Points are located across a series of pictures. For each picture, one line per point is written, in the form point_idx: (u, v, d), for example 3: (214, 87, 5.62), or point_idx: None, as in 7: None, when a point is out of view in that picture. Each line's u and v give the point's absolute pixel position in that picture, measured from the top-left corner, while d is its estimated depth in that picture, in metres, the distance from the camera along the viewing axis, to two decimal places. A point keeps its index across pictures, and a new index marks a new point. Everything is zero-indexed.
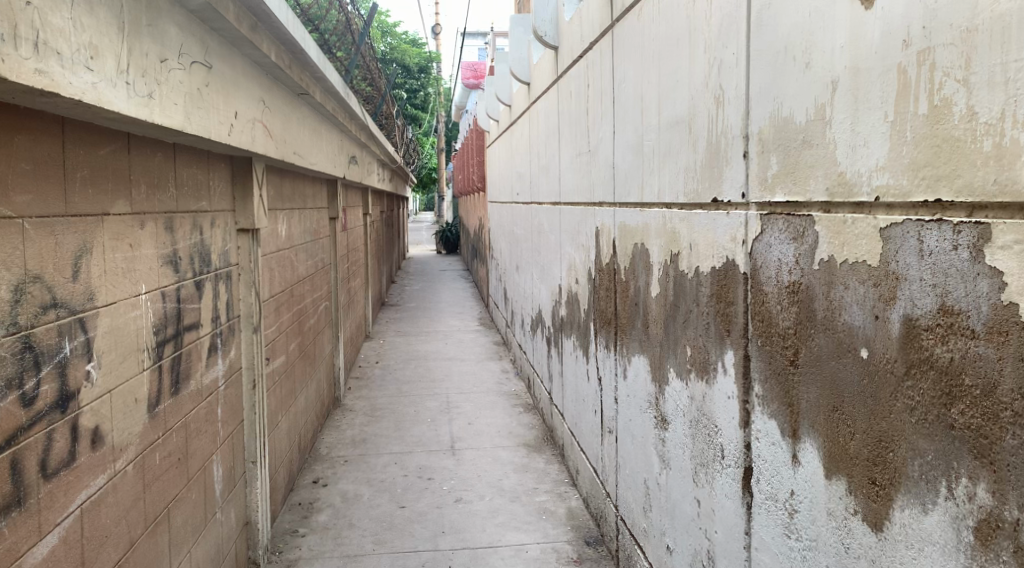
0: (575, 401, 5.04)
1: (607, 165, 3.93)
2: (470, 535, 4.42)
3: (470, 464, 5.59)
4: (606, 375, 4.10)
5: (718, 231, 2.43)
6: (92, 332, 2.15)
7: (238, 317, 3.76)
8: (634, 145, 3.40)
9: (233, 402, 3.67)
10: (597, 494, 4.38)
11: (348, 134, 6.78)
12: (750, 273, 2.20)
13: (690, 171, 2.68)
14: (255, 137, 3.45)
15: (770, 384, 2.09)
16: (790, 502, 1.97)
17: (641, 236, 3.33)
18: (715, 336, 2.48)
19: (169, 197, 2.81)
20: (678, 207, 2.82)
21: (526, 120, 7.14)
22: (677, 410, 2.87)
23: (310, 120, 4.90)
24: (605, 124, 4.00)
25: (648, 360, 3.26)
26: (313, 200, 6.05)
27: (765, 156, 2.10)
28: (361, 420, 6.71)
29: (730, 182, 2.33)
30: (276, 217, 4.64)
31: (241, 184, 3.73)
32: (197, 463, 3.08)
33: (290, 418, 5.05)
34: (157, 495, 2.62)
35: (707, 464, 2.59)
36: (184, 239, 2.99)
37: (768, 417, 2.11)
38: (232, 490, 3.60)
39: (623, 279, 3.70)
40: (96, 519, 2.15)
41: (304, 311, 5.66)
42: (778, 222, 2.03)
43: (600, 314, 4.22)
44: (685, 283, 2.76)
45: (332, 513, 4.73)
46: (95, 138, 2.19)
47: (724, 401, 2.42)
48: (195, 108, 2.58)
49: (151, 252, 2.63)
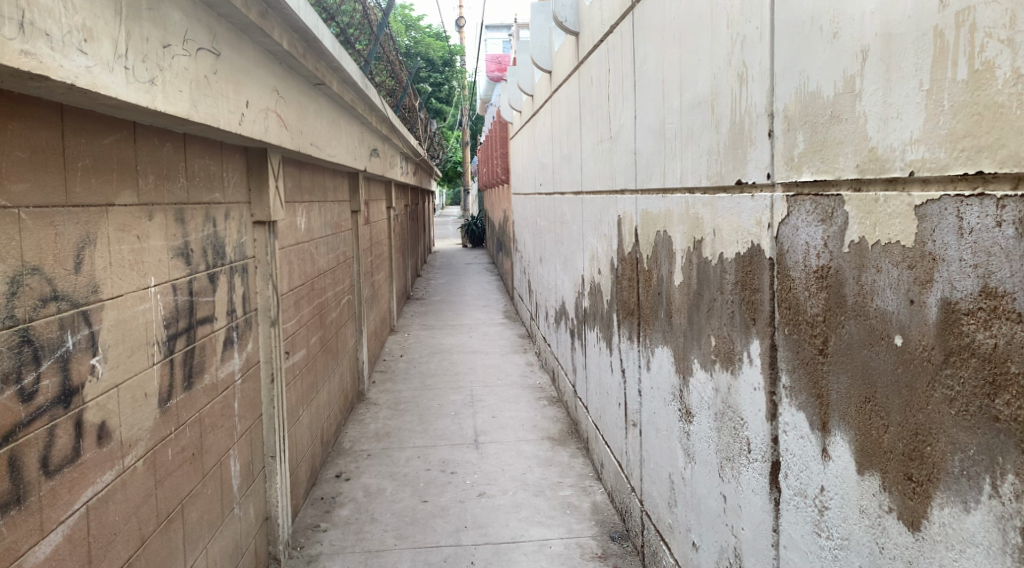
0: (599, 394, 4.94)
1: (629, 151, 3.83)
2: (492, 530, 4.35)
3: (494, 458, 5.52)
4: (629, 368, 4.00)
5: (743, 215, 2.33)
6: (97, 325, 2.12)
7: (255, 310, 3.72)
8: (657, 128, 3.29)
9: (251, 397, 3.63)
10: (622, 489, 4.28)
11: (369, 125, 6.73)
12: (776, 257, 2.09)
13: (713, 154, 2.57)
14: (269, 128, 3.40)
15: (798, 374, 1.99)
16: (819, 498, 1.87)
17: (663, 223, 3.23)
18: (740, 326, 2.37)
19: (179, 189, 2.78)
20: (701, 191, 2.71)
21: (548, 109, 7.03)
22: (702, 402, 2.77)
23: (328, 112, 4.85)
24: (626, 108, 3.89)
25: (672, 351, 3.16)
26: (334, 193, 6.01)
27: (790, 134, 1.99)
28: (385, 413, 6.68)
29: (755, 162, 2.22)
30: (294, 209, 4.60)
31: (256, 176, 3.69)
32: (213, 458, 3.06)
33: (312, 412, 5.02)
34: (170, 491, 2.60)
35: (733, 458, 2.49)
36: (196, 232, 2.95)
37: (796, 409, 2.01)
38: (250, 485, 3.57)
39: (645, 268, 3.59)
40: (104, 516, 2.11)
41: (325, 305, 5.62)
42: (805, 204, 1.92)
43: (623, 304, 4.12)
44: (709, 269, 2.65)
45: (354, 508, 4.70)
46: (97, 127, 2.15)
47: (750, 392, 2.31)
48: (202, 97, 2.53)
49: (160, 244, 2.59)
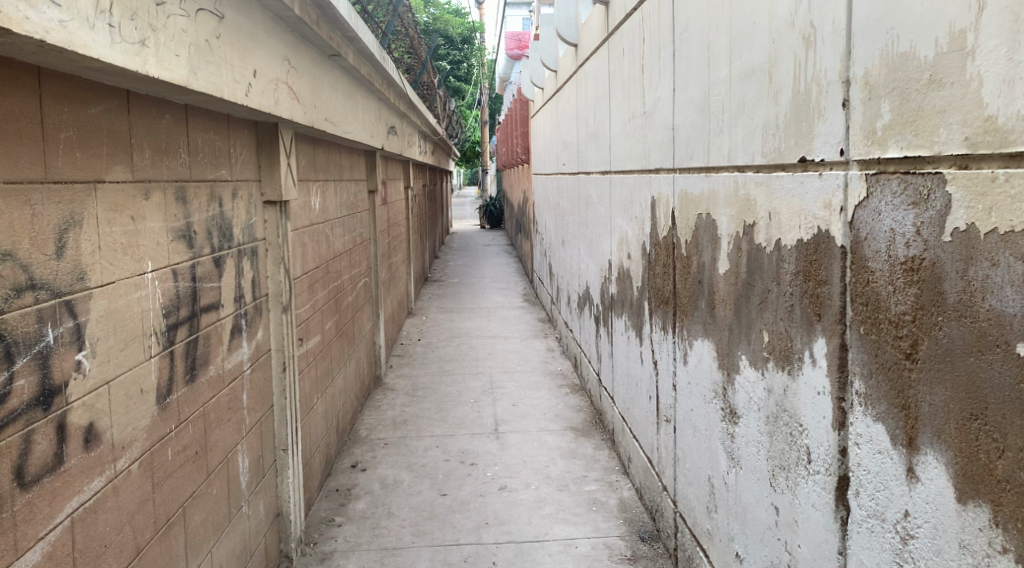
0: (627, 385, 4.71)
1: (666, 127, 3.55)
2: (515, 528, 4.13)
3: (515, 449, 5.31)
4: (663, 360, 3.75)
5: (807, 197, 2.07)
6: (83, 316, 1.90)
7: (266, 296, 3.50)
8: (700, 101, 3.02)
9: (262, 387, 3.43)
10: (653, 487, 4.05)
11: (386, 101, 6.47)
12: (850, 246, 1.83)
13: (770, 128, 2.30)
14: (280, 100, 3.16)
15: (876, 381, 1.73)
16: (902, 526, 1.62)
17: (706, 205, 2.97)
18: (801, 321, 2.12)
19: (181, 166, 2.55)
20: (754, 170, 2.46)
21: (573, 84, 6.75)
22: (751, 403, 2.53)
23: (344, 86, 4.60)
24: (663, 81, 3.62)
25: (714, 345, 2.91)
26: (350, 171, 5.78)
27: (871, 104, 1.72)
28: (403, 400, 6.48)
29: (824, 137, 1.95)
30: (308, 188, 4.37)
31: (267, 153, 3.46)
32: (219, 455, 2.86)
33: (327, 400, 4.82)
34: (170, 494, 2.40)
35: (789, 468, 2.24)
36: (200, 213, 2.73)
37: (872, 420, 1.76)
38: (260, 482, 3.37)
39: (683, 254, 3.34)
40: (92, 527, 1.91)
41: (341, 289, 5.41)
42: (889, 184, 1.66)
43: (656, 292, 3.87)
44: (763, 258, 2.40)
45: (370, 501, 4.50)
46: (83, 94, 1.92)
47: (813, 396, 2.06)
48: (203, 64, 2.30)
49: (159, 226, 2.37)
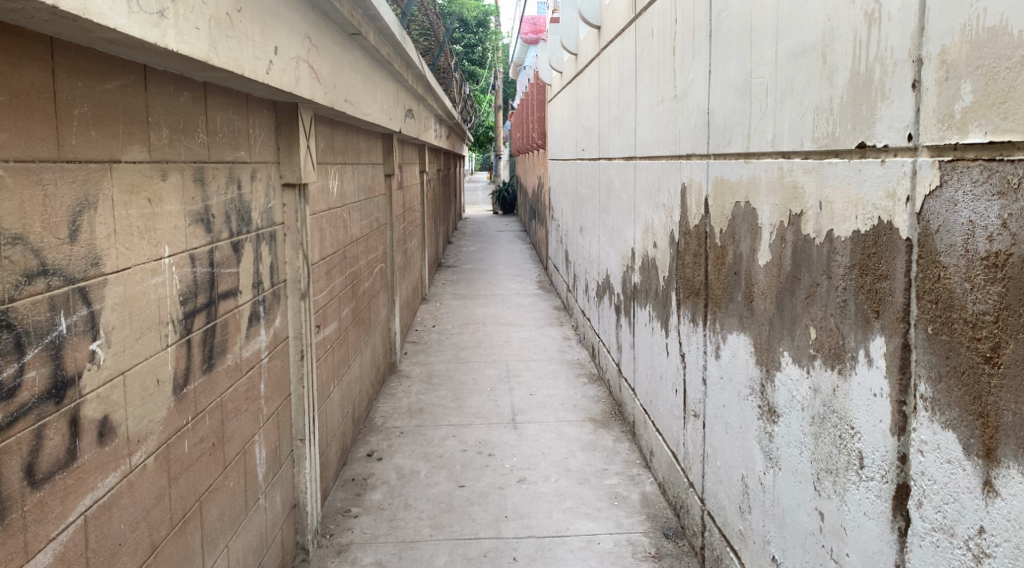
0: (650, 377, 4.59)
1: (700, 111, 3.42)
2: (536, 522, 4.03)
3: (533, 439, 5.21)
4: (691, 354, 3.64)
5: (866, 185, 1.94)
6: (98, 305, 1.80)
7: (284, 281, 3.40)
8: (741, 84, 2.88)
9: (280, 376, 3.32)
10: (678, 483, 3.94)
11: (405, 84, 6.33)
12: (918, 240, 1.71)
13: (824, 112, 2.17)
14: (301, 79, 3.04)
15: (946, 385, 1.61)
16: (975, 543, 1.50)
17: (746, 192, 2.84)
18: (855, 318, 2.00)
19: (200, 146, 2.44)
20: (803, 156, 2.34)
21: (595, 67, 6.59)
22: (794, 402, 2.41)
23: (364, 66, 4.47)
24: (697, 64, 3.48)
25: (753, 339, 2.79)
26: (368, 154, 5.66)
27: (949, 86, 1.58)
28: (418, 387, 6.39)
29: (888, 121, 1.82)
30: (327, 171, 4.25)
31: (287, 134, 3.34)
32: (236, 446, 2.76)
33: (343, 388, 4.73)
34: (188, 487, 2.31)
35: (837, 472, 2.12)
36: (218, 195, 2.62)
37: (939, 427, 1.63)
38: (277, 472, 3.27)
39: (717, 243, 3.21)
40: (106, 525, 1.82)
41: (358, 274, 5.31)
42: (970, 173, 1.53)
43: (686, 283, 3.74)
44: (812, 250, 2.28)
45: (386, 492, 4.41)
46: (98, 68, 1.81)
47: (868, 398, 1.94)
48: (224, 38, 2.18)
49: (177, 208, 2.26)
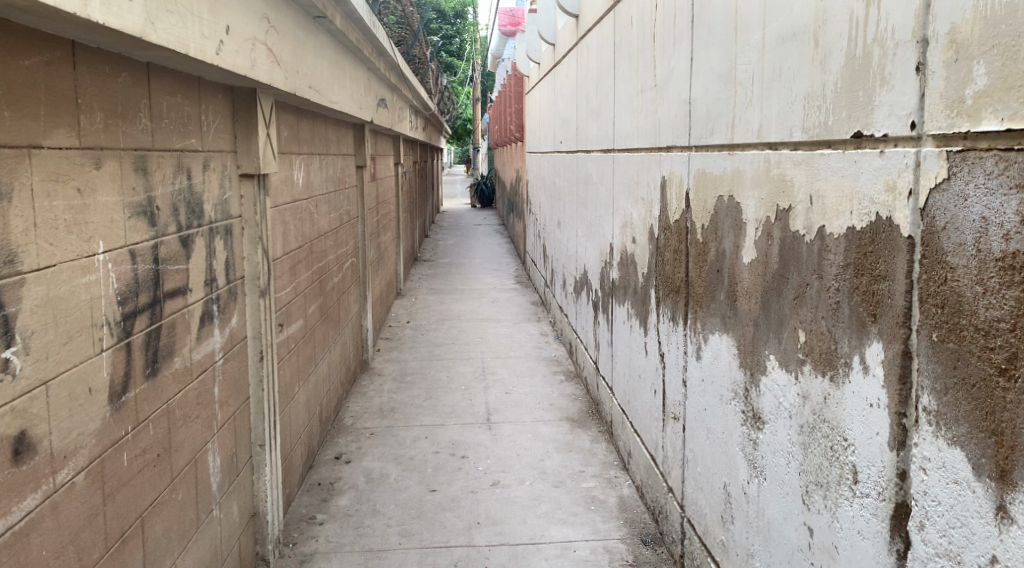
0: (628, 376, 4.45)
1: (682, 101, 3.27)
2: (509, 528, 3.87)
3: (508, 440, 5.05)
4: (671, 354, 3.49)
5: (862, 178, 1.80)
6: (12, 307, 1.60)
7: (242, 278, 3.19)
8: (725, 72, 2.73)
9: (237, 379, 3.13)
10: (656, 487, 3.80)
11: (377, 71, 6.11)
12: (923, 238, 1.57)
13: (815, 99, 2.03)
14: (257, 61, 2.84)
15: (953, 398, 1.47)
16: None
17: (729, 186, 2.70)
18: (850, 322, 1.86)
19: (142, 132, 2.24)
20: (792, 147, 2.19)
21: (573, 57, 6.44)
22: (781, 409, 2.28)
23: (331, 52, 4.27)
24: (678, 51, 3.32)
25: (737, 341, 2.64)
26: (337, 145, 5.45)
27: (959, 69, 1.44)
28: (390, 386, 6.21)
29: (888, 108, 1.68)
30: (290, 162, 4.05)
31: (244, 121, 3.14)
32: (185, 456, 2.57)
33: (309, 388, 4.53)
34: (127, 503, 2.11)
35: (828, 486, 1.99)
36: (164, 185, 2.41)
37: (945, 443, 1.49)
38: (234, 481, 3.08)
39: (698, 238, 3.06)
40: (23, 554, 1.63)
41: (326, 269, 5.11)
42: (983, 164, 1.39)
43: (665, 280, 3.59)
44: (801, 247, 2.13)
45: (354, 497, 4.22)
46: (13, 41, 1.61)
47: (862, 407, 1.81)
48: (163, 12, 1.98)
49: (114, 200, 2.06)
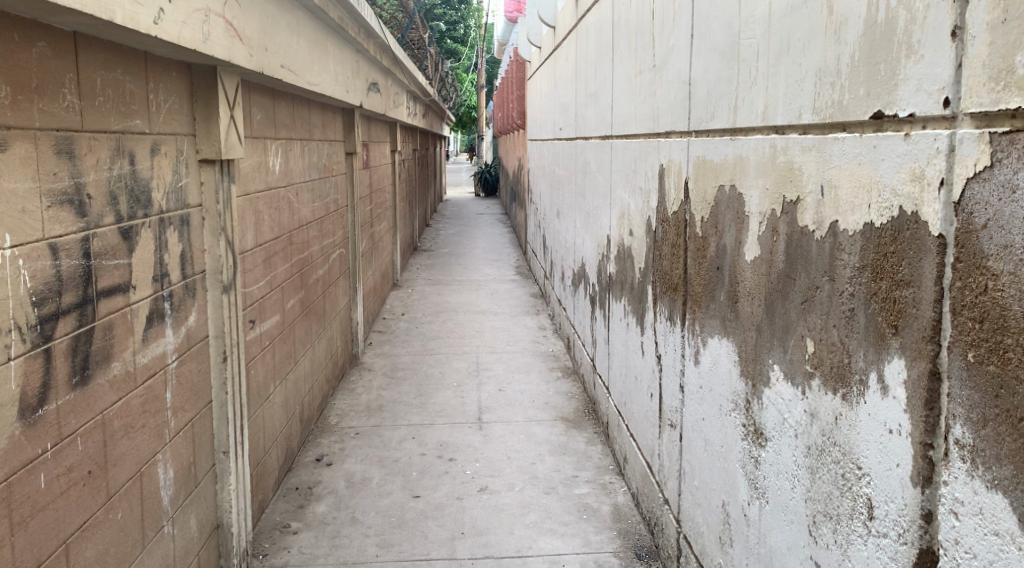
0: (624, 377, 4.19)
1: (681, 81, 3.00)
2: (495, 539, 3.64)
3: (499, 441, 4.81)
4: (668, 356, 3.24)
5: (884, 165, 1.54)
6: None
7: (202, 272, 2.95)
8: (727, 47, 2.46)
9: (195, 381, 2.89)
10: (652, 496, 3.56)
11: (366, 53, 5.84)
12: (957, 240, 1.31)
13: (828, 75, 1.77)
14: (211, 34, 2.58)
15: (993, 433, 1.22)
16: None
17: (731, 174, 2.44)
18: (867, 334, 1.61)
19: (67, 110, 1.99)
20: (801, 130, 1.93)
21: (572, 39, 6.15)
22: (785, 425, 2.02)
23: (309, 30, 4.01)
24: (678, 27, 3.05)
25: (738, 347, 2.38)
26: (322, 130, 5.19)
27: (1009, 31, 1.18)
28: (380, 382, 5.98)
29: (916, 82, 1.42)
30: (265, 146, 3.79)
31: (204, 101, 2.89)
32: (128, 470, 2.33)
33: (287, 387, 4.29)
34: (44, 530, 1.87)
35: (838, 519, 1.74)
36: (99, 171, 2.16)
37: (984, 486, 1.24)
38: (191, 493, 2.84)
39: (697, 231, 2.80)
40: None
41: (309, 261, 4.86)
42: None
43: (663, 277, 3.33)
44: (810, 245, 1.87)
45: (333, 503, 4.00)
46: None
47: (879, 433, 1.55)
48: None
49: (26, 187, 1.81)
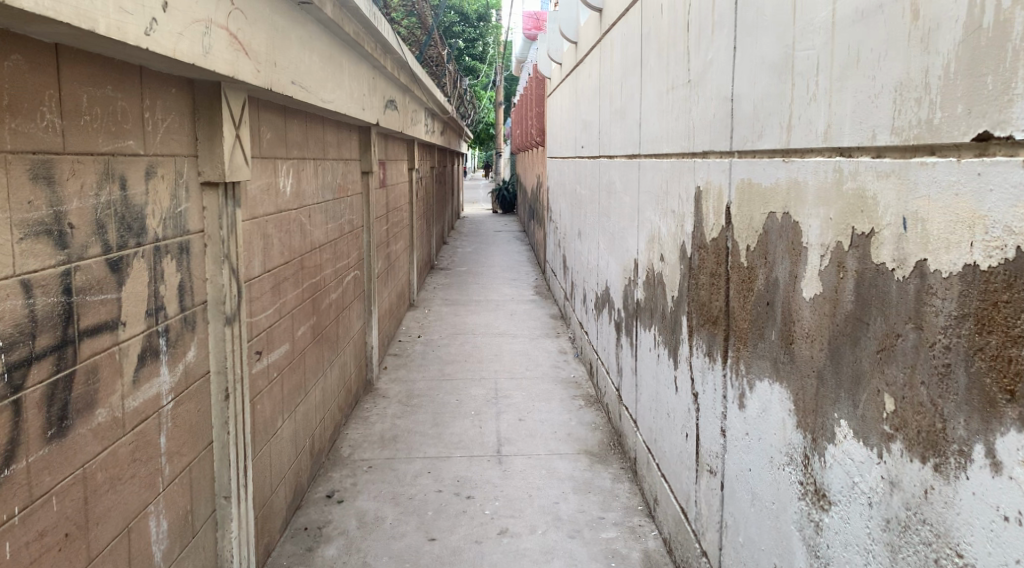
0: (654, 412, 3.92)
1: (721, 98, 2.76)
2: None
3: (519, 477, 4.55)
4: (707, 395, 2.97)
5: (993, 196, 1.29)
6: None
7: (203, 303, 2.73)
8: (778, 61, 2.22)
9: (193, 421, 2.66)
10: (687, 546, 3.28)
11: (382, 69, 5.66)
12: None
13: (911, 90, 1.52)
14: (213, 47, 2.38)
15: None
16: None
17: (784, 200, 2.19)
18: (970, 397, 1.35)
19: (46, 130, 1.78)
20: (874, 153, 1.68)
21: (596, 54, 5.94)
22: (856, 490, 1.76)
23: (322, 45, 3.82)
24: (718, 39, 2.82)
25: (794, 395, 2.12)
26: (336, 149, 5.00)
27: None
28: (395, 409, 5.74)
29: None
30: (274, 167, 3.59)
31: (207, 119, 2.69)
32: (114, 527, 2.10)
33: (296, 420, 4.06)
34: None
35: None
36: (83, 199, 1.95)
37: None
38: (187, 544, 2.61)
39: (742, 261, 2.54)
40: None
41: (321, 285, 4.65)
42: None
43: (700, 309, 3.08)
44: (888, 286, 1.62)
45: (342, 545, 3.75)
46: None
47: (990, 520, 1.29)
48: None
49: None
